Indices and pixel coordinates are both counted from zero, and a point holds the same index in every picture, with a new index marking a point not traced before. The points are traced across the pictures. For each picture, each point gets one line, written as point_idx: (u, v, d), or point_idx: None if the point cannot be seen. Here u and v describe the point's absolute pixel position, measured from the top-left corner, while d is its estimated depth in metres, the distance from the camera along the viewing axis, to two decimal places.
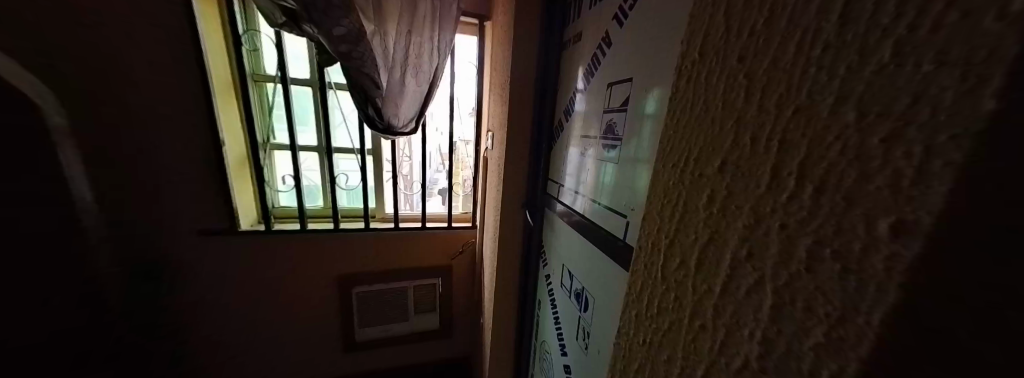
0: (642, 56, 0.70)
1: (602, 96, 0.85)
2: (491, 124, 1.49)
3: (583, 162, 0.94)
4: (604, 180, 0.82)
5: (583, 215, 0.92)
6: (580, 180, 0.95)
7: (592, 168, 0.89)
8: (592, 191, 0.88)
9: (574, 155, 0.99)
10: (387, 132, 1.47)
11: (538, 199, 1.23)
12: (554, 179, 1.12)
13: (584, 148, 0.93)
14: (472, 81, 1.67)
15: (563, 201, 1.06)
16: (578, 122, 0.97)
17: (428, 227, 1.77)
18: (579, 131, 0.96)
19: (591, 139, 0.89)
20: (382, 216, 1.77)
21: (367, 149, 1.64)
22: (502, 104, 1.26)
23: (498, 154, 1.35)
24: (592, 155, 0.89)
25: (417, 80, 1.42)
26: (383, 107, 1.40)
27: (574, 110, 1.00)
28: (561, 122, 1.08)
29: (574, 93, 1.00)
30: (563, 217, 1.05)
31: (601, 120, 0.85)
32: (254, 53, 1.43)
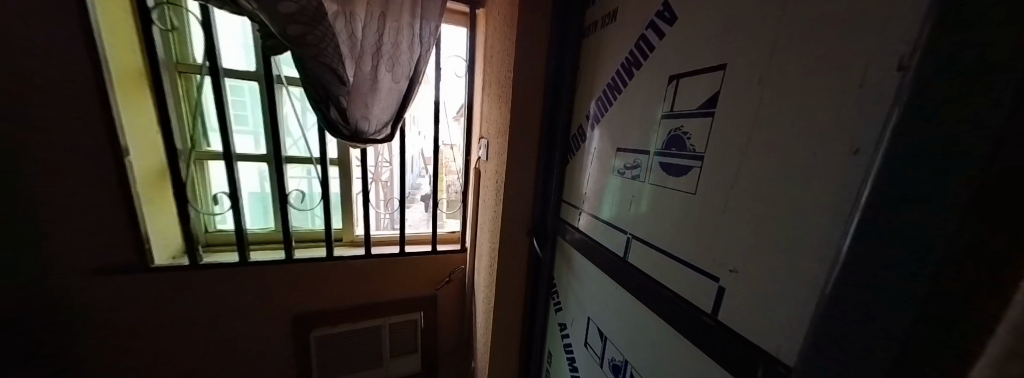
0: (709, 31, 0.44)
1: (647, 98, 0.58)
2: (485, 129, 1.24)
3: (612, 184, 0.68)
4: (645, 206, 0.57)
5: (584, 233, 0.80)
6: (606, 203, 0.70)
7: (626, 192, 0.62)
8: (620, 217, 0.64)
9: (597, 171, 0.74)
10: (355, 139, 1.14)
11: (548, 224, 0.98)
12: (571, 203, 0.88)
13: (616, 169, 0.66)
14: (462, 79, 1.41)
15: (584, 232, 0.80)
16: (608, 131, 0.70)
17: (408, 251, 1.47)
18: (603, 143, 0.73)
19: (627, 156, 0.62)
20: (351, 240, 1.46)
21: (331, 158, 1.33)
22: (503, 107, 1.00)
23: (496, 166, 1.09)
24: (629, 177, 0.61)
25: (395, 77, 1.13)
26: (348, 107, 1.09)
27: (602, 113, 0.73)
28: (579, 131, 0.84)
29: (598, 94, 0.75)
30: (581, 248, 0.80)
31: (646, 130, 0.57)
32: (175, 35, 1.12)
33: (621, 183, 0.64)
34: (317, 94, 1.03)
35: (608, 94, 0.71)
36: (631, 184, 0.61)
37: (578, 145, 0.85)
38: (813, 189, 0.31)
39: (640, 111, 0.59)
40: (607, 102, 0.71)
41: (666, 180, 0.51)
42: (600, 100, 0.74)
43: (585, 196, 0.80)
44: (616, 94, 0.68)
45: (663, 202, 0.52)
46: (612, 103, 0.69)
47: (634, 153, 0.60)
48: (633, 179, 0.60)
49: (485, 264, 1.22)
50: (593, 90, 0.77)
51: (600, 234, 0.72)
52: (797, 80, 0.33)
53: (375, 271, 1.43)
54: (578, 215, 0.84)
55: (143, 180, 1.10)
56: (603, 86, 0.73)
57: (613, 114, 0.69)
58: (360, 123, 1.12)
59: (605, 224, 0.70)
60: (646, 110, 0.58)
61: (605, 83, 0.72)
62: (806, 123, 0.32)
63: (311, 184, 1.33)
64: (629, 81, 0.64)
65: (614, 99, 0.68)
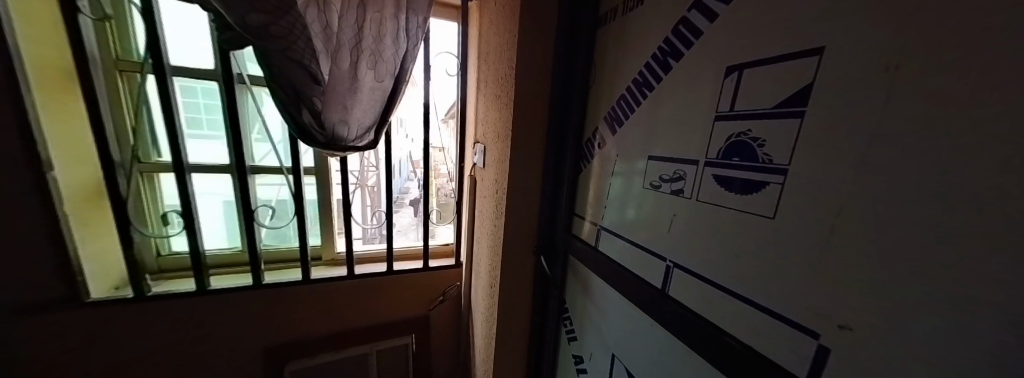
0: (789, 10, 0.34)
1: (692, 95, 0.47)
2: (481, 133, 1.12)
3: (645, 199, 0.57)
4: (694, 229, 0.46)
5: (608, 257, 0.69)
6: (638, 222, 0.59)
7: (667, 209, 0.52)
8: (657, 240, 0.54)
9: (625, 183, 0.63)
10: (333, 147, 0.98)
11: (559, 240, 0.87)
12: (589, 219, 0.76)
13: (651, 181, 0.56)
14: (454, 78, 1.29)
15: (607, 254, 0.69)
16: (638, 136, 0.59)
17: (397, 269, 1.32)
18: (629, 150, 0.62)
19: (667, 165, 0.52)
20: (332, 259, 1.30)
21: (307, 168, 1.17)
22: (503, 109, 0.88)
23: (495, 175, 0.97)
24: (670, 191, 0.51)
25: (380, 75, 0.97)
26: (323, 110, 0.93)
27: (628, 115, 0.62)
28: (597, 135, 0.73)
29: (623, 92, 0.64)
30: (601, 272, 0.70)
31: (692, 135, 0.47)
32: (110, 24, 0.94)
33: (659, 197, 0.54)
34: (285, 96, 0.88)
35: (636, 93, 0.60)
36: (673, 200, 0.50)
37: (595, 152, 0.74)
38: (994, 229, 0.21)
39: (683, 111, 0.48)
40: (634, 103, 0.60)
41: (729, 197, 0.41)
42: (625, 100, 0.63)
43: (610, 211, 0.67)
44: (648, 91, 0.57)
45: (721, 225, 0.42)
46: (641, 103, 0.59)
47: (677, 162, 0.49)
48: (677, 194, 0.49)
49: (484, 284, 1.09)
50: (617, 88, 0.66)
51: (629, 258, 0.61)
52: (951, 69, 0.23)
53: (360, 294, 1.27)
54: (597, 233, 0.73)
55: (71, 199, 0.91)
56: (629, 83, 0.62)
57: (645, 115, 0.58)
58: (338, 127, 0.96)
59: (636, 246, 0.59)
60: (692, 111, 0.47)
61: (631, 80, 0.61)
62: (972, 129, 0.22)
63: (283, 197, 1.16)
64: (666, 76, 0.53)
65: (646, 98, 0.58)
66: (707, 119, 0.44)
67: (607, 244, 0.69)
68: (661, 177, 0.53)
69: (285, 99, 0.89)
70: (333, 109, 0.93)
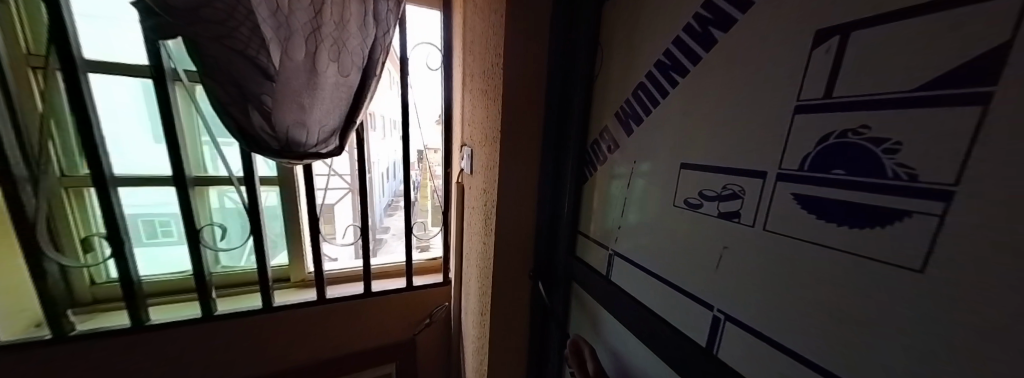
0: None
1: (752, 79, 0.33)
2: (468, 135, 0.97)
3: (679, 223, 0.43)
4: (759, 273, 0.33)
5: (624, 290, 0.55)
6: (669, 251, 0.45)
7: (714, 239, 0.38)
8: (698, 280, 0.41)
9: (648, 199, 0.49)
10: (289, 155, 0.83)
11: (561, 262, 0.72)
12: (599, 241, 0.62)
13: (687, 197, 0.42)
14: (437, 73, 1.14)
15: (625, 288, 0.55)
16: (665, 137, 0.45)
17: (375, 290, 1.15)
18: (652, 156, 0.48)
19: (714, 178, 0.38)
20: (302, 280, 1.14)
21: (269, 178, 1.01)
22: (491, 107, 0.74)
23: (483, 183, 0.83)
24: (719, 213, 0.37)
25: (345, 68, 0.81)
26: (274, 110, 0.77)
27: (651, 110, 0.48)
28: (606, 136, 0.60)
29: (642, 80, 0.50)
30: (618, 308, 0.56)
31: (753, 136, 0.33)
32: (16, 9, 0.77)
33: (701, 220, 0.40)
34: (222, 93, 0.73)
35: (662, 80, 0.46)
36: (725, 227, 0.37)
37: (607, 157, 0.59)
38: None
39: (736, 103, 0.35)
40: (660, 93, 0.46)
41: (822, 231, 0.27)
42: (646, 90, 0.49)
43: (629, 232, 0.54)
44: (679, 77, 0.43)
45: (805, 272, 0.28)
46: (670, 93, 0.44)
47: (729, 173, 0.36)
48: (730, 218, 0.36)
49: (474, 309, 0.94)
50: (635, 76, 0.51)
51: (656, 298, 0.48)
52: None
53: (336, 321, 1.11)
54: (610, 259, 0.59)
55: None
56: (650, 68, 0.48)
57: (673, 110, 0.44)
58: (292, 130, 0.80)
59: (667, 284, 0.46)
60: (754, 100, 0.33)
61: (655, 63, 0.47)
62: None
63: (238, 211, 1.00)
64: (707, 54, 0.38)
65: (675, 86, 0.43)
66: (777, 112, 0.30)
67: (623, 273, 0.55)
68: (702, 192, 0.39)
69: (225, 97, 0.73)
70: (286, 108, 0.77)
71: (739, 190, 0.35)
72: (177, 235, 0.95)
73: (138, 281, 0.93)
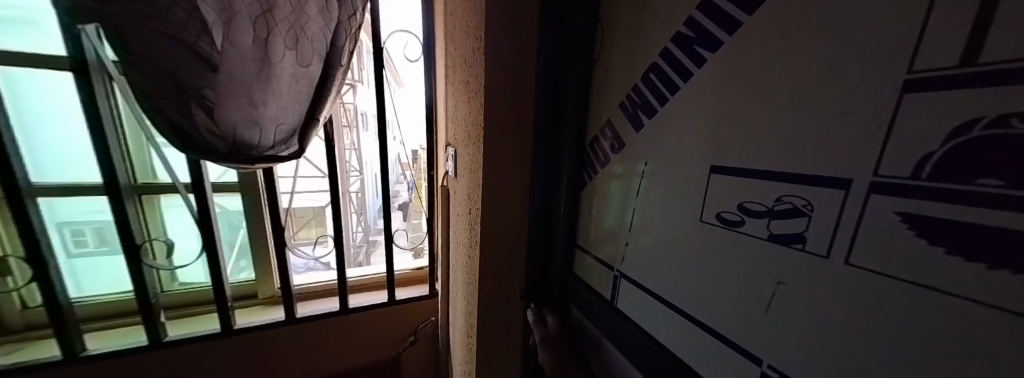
0: None
1: (823, 48, 0.23)
2: (452, 133, 0.87)
3: (710, 245, 0.34)
4: (837, 325, 0.23)
5: (634, 320, 0.46)
6: (696, 279, 0.36)
7: (763, 270, 0.29)
8: (738, 322, 0.31)
9: (666, 212, 0.39)
10: (241, 159, 0.72)
11: (557, 277, 0.63)
12: (601, 258, 0.53)
13: (721, 211, 0.32)
14: (417, 65, 1.02)
15: (634, 317, 0.46)
16: (687, 134, 0.36)
17: (353, 306, 1.04)
18: (669, 158, 0.38)
19: (763, 188, 0.28)
20: (270, 297, 1.03)
21: (227, 184, 0.90)
22: (473, 100, 0.64)
23: (467, 187, 0.73)
24: (771, 235, 0.28)
25: (305, 58, 0.69)
26: (218, 106, 0.65)
27: (668, 98, 0.38)
28: (608, 132, 0.50)
29: (657, 61, 0.40)
30: (626, 339, 0.47)
31: (825, 130, 0.23)
32: None
33: (743, 243, 0.30)
34: (151, 86, 0.61)
35: (683, 58, 0.36)
36: (781, 255, 0.27)
37: (609, 158, 0.50)
38: None
39: (798, 84, 0.25)
40: (680, 76, 0.36)
41: (960, 278, 0.17)
42: (662, 73, 0.39)
43: (640, 250, 0.44)
44: (706, 54, 0.33)
45: (925, 337, 0.19)
46: (694, 76, 0.34)
47: (787, 182, 0.26)
48: (789, 243, 0.26)
49: (460, 327, 0.85)
50: (648, 57, 0.41)
51: (678, 336, 0.39)
52: None
53: (311, 342, 1.01)
54: (615, 280, 0.50)
55: None
56: (667, 45, 0.38)
57: (699, 99, 0.34)
58: (240, 129, 0.68)
59: (692, 321, 0.37)
60: (827, 79, 0.23)
61: (674, 37, 0.37)
62: None
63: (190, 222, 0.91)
64: (750, 17, 0.28)
65: (701, 67, 0.33)
66: (868, 94, 0.20)
67: (631, 297, 0.46)
68: (744, 205, 0.30)
69: (157, 91, 0.62)
70: (232, 103, 0.66)
71: (805, 206, 0.25)
72: (112, 243, 0.84)
73: (66, 304, 0.82)
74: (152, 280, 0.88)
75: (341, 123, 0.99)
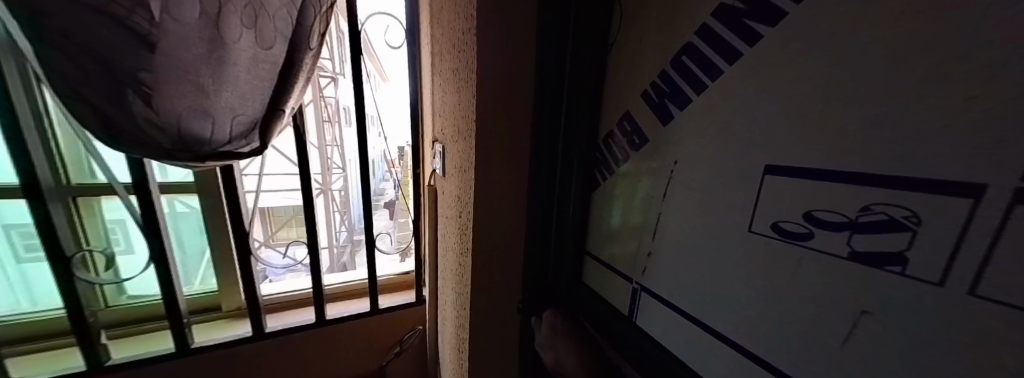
0: None
1: (938, 11, 0.17)
2: (439, 128, 0.79)
3: (764, 262, 0.28)
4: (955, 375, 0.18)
5: (654, 337, 0.42)
6: (743, 300, 0.31)
7: (838, 295, 0.23)
8: (797, 354, 0.27)
9: (703, 219, 0.34)
10: (192, 155, 0.62)
11: (563, 285, 0.58)
12: (616, 268, 0.48)
13: (780, 221, 0.27)
14: (400, 53, 0.92)
15: (657, 336, 0.41)
16: (734, 129, 0.30)
17: (331, 317, 0.95)
18: (709, 158, 0.33)
19: (842, 192, 0.22)
20: (235, 309, 0.93)
21: (179, 185, 0.79)
22: (462, 91, 0.57)
23: (456, 186, 0.66)
24: (853, 253, 0.22)
25: (265, 38, 0.59)
26: (156, 93, 0.54)
27: (706, 85, 0.32)
28: (626, 125, 0.44)
29: (692, 40, 0.33)
30: (644, 355, 0.43)
31: (940, 121, 0.17)
32: None
33: (813, 261, 0.25)
34: (66, 66, 0.49)
35: (730, 35, 0.29)
36: (865, 280, 0.22)
37: (628, 156, 0.44)
38: None
39: (897, 61, 0.19)
40: (723, 57, 0.30)
41: None
42: (698, 55, 0.33)
43: (667, 262, 0.39)
44: (763, 29, 0.27)
45: None
46: (743, 56, 0.29)
47: (878, 187, 0.20)
48: (880, 265, 0.21)
49: (449, 338, 0.78)
50: (679, 36, 0.35)
51: (713, 362, 0.34)
52: None
53: (285, 357, 0.91)
54: (633, 293, 0.45)
55: None
56: (707, 19, 0.31)
57: (750, 84, 0.28)
58: (187, 120, 0.58)
59: (732, 348, 0.32)
60: (946, 51, 0.17)
61: (716, 10, 0.30)
62: None
63: (132, 226, 0.80)
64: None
65: (753, 46, 0.28)
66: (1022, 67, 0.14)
67: (651, 313, 0.42)
68: (812, 214, 0.25)
69: (74, 74, 0.50)
70: (174, 89, 0.55)
71: (906, 218, 0.19)
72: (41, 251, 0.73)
73: None
74: (87, 297, 0.76)
75: (322, 118, 0.93)
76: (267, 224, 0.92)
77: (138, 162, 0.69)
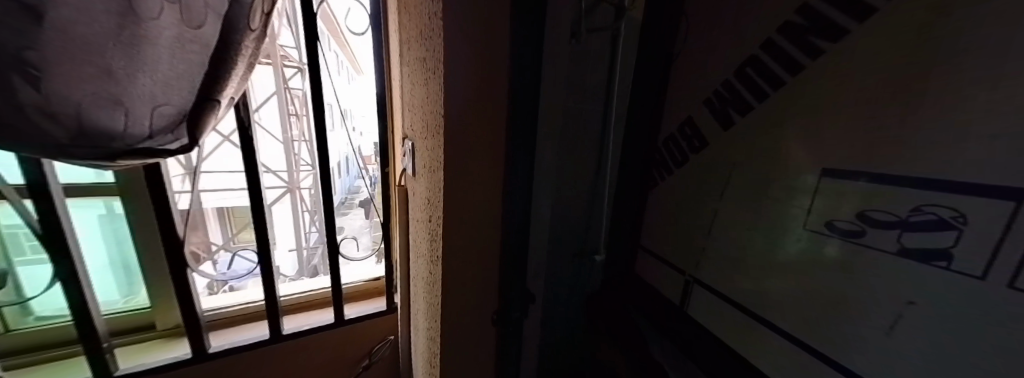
0: None
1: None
2: (409, 123, 0.72)
3: (817, 259, 0.30)
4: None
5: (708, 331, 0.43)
6: (796, 299, 0.32)
7: (888, 289, 0.25)
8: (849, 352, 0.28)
9: (755, 216, 0.36)
10: (92, 151, 0.52)
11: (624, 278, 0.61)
12: (672, 262, 0.50)
13: (832, 220, 0.28)
14: (363, 40, 0.85)
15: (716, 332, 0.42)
16: (788, 134, 0.32)
17: (287, 332, 0.86)
18: (764, 163, 0.34)
19: (895, 194, 0.24)
20: (174, 327, 0.82)
21: (92, 188, 0.67)
22: (430, 84, 0.51)
23: (426, 189, 0.60)
24: (902, 249, 0.24)
25: (192, 15, 0.49)
26: (52, 80, 0.43)
27: (767, 95, 0.34)
28: (687, 130, 0.46)
29: (757, 54, 0.34)
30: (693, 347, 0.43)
31: None
32: None
33: (867, 258, 0.26)
34: None
35: (791, 49, 0.31)
36: (916, 276, 0.23)
37: (685, 160, 0.46)
38: None
39: (982, 84, 0.19)
40: (786, 70, 0.32)
41: None
42: (761, 68, 0.34)
43: (719, 257, 0.41)
44: (827, 45, 0.28)
45: None
46: (805, 68, 0.30)
47: (933, 191, 0.21)
48: (927, 260, 0.22)
49: (422, 352, 0.72)
50: (743, 50, 0.36)
51: (762, 357, 0.36)
52: None
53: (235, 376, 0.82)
54: (687, 286, 0.47)
55: None
56: (771, 34, 0.33)
57: (813, 97, 0.29)
58: (91, 110, 0.48)
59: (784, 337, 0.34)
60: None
61: (780, 27, 0.32)
62: None
63: (34, 238, 0.66)
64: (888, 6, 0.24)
65: (813, 58, 0.29)
66: None
67: (707, 310, 0.44)
68: (868, 214, 0.26)
69: None
70: (73, 72, 0.44)
71: (952, 218, 0.21)
72: None
73: None
74: None
75: (288, 111, 0.84)
76: (228, 225, 0.83)
77: (32, 162, 0.57)
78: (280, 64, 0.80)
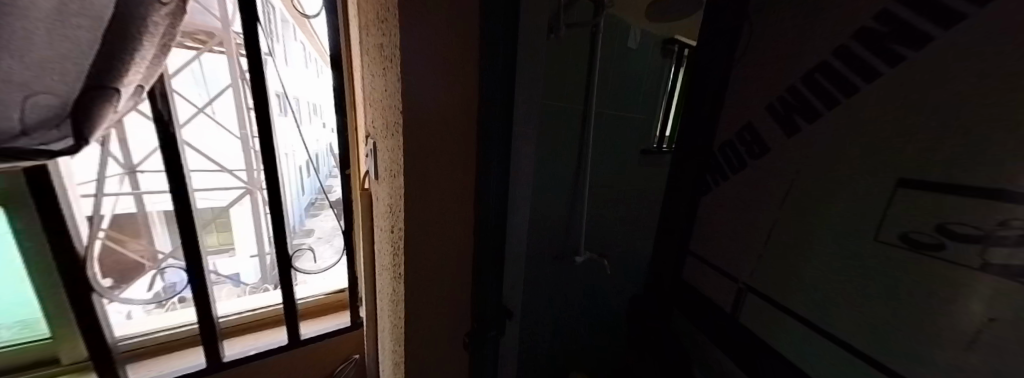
0: None
1: None
2: (370, 118, 0.64)
3: (886, 256, 0.44)
4: None
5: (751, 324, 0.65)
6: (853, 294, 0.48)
7: (962, 290, 0.37)
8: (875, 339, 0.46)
9: (833, 224, 0.50)
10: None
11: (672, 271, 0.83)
12: (728, 271, 0.70)
13: (909, 231, 0.41)
14: (318, 22, 0.75)
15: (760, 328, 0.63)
16: (870, 135, 0.46)
17: (227, 359, 0.76)
18: (847, 165, 0.48)
19: (974, 210, 0.36)
20: (78, 361, 0.68)
21: None
22: (390, 75, 0.43)
23: (388, 195, 0.53)
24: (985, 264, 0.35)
25: None
26: None
27: (839, 97, 0.50)
28: (745, 135, 0.66)
29: (829, 60, 0.51)
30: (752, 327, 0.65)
31: None
32: None
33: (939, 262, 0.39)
34: None
35: (864, 56, 0.46)
36: (993, 283, 0.34)
37: (749, 153, 0.65)
38: None
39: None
40: (861, 76, 0.47)
41: None
42: (832, 73, 0.50)
43: (786, 245, 0.58)
44: (906, 52, 0.41)
45: None
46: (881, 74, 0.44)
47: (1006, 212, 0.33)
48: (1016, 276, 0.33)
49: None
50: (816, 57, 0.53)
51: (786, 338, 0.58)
52: None
53: None
54: (739, 294, 0.67)
55: None
56: (845, 42, 0.48)
57: (895, 96, 0.43)
58: None
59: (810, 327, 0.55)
60: None
61: (856, 34, 0.47)
62: None
63: None
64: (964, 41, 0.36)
65: (892, 66, 0.43)
66: None
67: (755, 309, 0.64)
68: (947, 226, 0.38)
69: None
70: None
71: None
72: None
73: None
74: None
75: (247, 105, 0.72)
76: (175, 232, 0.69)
77: None
78: (236, 53, 0.69)
